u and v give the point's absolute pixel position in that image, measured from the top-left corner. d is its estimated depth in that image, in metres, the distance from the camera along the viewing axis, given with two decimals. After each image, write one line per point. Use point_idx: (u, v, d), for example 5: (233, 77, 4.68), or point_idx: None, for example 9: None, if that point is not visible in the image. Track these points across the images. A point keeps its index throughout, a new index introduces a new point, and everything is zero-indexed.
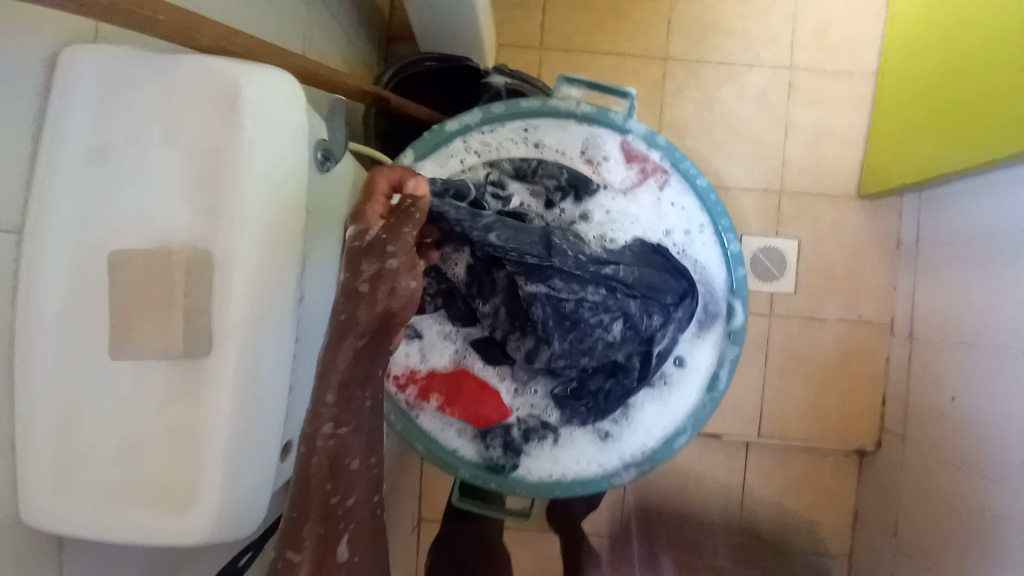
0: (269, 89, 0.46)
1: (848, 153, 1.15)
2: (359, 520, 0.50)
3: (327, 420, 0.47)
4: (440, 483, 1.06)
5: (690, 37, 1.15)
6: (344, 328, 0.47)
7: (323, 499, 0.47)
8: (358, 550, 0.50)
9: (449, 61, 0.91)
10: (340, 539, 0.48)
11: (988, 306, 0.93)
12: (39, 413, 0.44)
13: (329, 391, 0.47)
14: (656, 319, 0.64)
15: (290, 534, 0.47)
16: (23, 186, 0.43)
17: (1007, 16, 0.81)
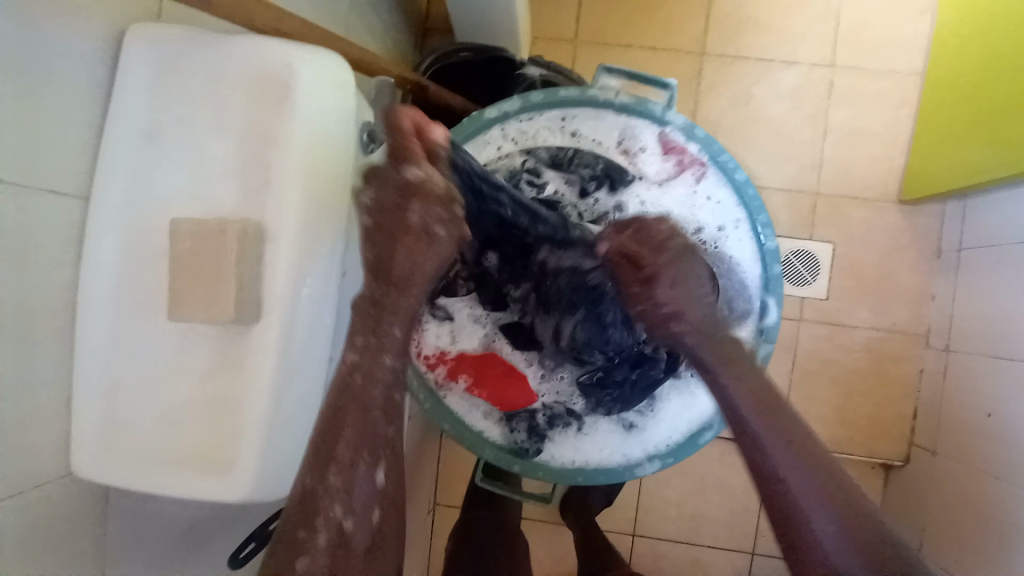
0: (320, 71, 0.47)
1: (888, 155, 1.12)
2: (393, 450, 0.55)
3: (384, 352, 0.54)
4: (460, 468, 1.08)
5: (727, 33, 1.13)
6: (382, 269, 0.53)
7: (360, 420, 0.52)
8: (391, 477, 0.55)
9: (484, 52, 0.92)
10: (378, 462, 0.54)
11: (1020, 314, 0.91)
12: (94, 373, 0.47)
13: (393, 326, 0.54)
14: None
15: (320, 462, 0.51)
16: (87, 158, 0.45)
17: None
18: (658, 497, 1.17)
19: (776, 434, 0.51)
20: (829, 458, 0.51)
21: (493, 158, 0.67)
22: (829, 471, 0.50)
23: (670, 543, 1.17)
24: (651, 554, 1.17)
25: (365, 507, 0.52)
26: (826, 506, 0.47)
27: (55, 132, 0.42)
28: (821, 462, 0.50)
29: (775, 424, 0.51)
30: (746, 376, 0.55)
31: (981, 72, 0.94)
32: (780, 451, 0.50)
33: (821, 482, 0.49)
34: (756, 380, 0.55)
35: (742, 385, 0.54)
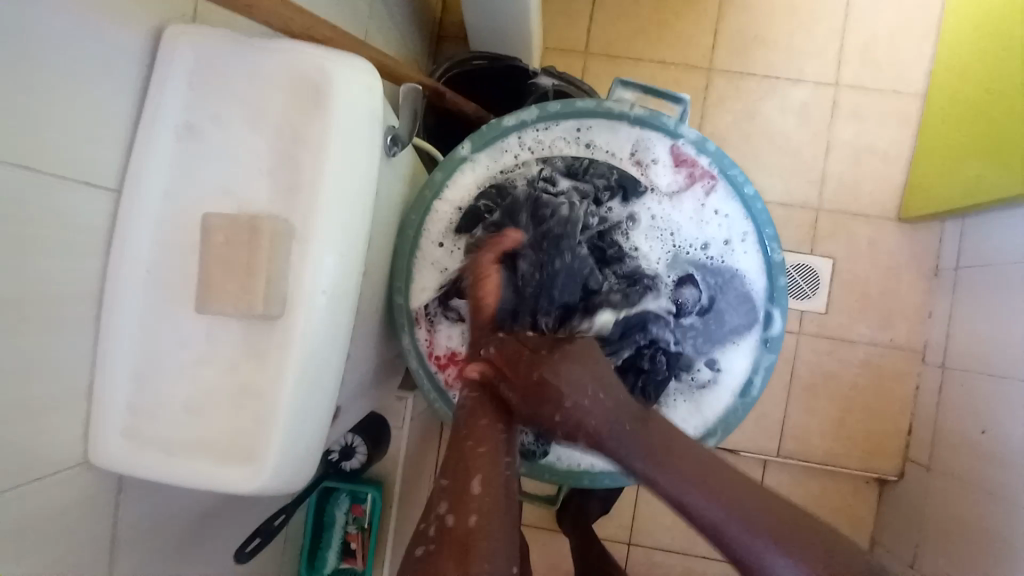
0: (356, 78, 0.49)
1: (890, 174, 1.15)
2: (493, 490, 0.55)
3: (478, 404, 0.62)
4: None
5: (735, 51, 1.16)
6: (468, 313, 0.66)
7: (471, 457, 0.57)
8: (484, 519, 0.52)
9: (498, 61, 0.94)
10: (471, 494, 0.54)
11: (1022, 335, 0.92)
12: (117, 362, 0.48)
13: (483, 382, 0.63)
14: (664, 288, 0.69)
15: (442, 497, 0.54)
16: (120, 151, 0.47)
17: None
18: (655, 505, 1.18)
19: (704, 499, 0.53)
20: (761, 497, 0.52)
21: (509, 165, 0.69)
22: (756, 512, 0.51)
23: (664, 551, 1.17)
24: (646, 562, 1.18)
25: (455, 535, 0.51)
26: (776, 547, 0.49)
27: (91, 127, 0.43)
28: (748, 501, 0.52)
29: (697, 488, 0.53)
30: (657, 447, 0.57)
31: (987, 94, 0.95)
32: (712, 513, 0.52)
33: (760, 528, 0.50)
34: (665, 449, 0.56)
35: (658, 457, 0.56)
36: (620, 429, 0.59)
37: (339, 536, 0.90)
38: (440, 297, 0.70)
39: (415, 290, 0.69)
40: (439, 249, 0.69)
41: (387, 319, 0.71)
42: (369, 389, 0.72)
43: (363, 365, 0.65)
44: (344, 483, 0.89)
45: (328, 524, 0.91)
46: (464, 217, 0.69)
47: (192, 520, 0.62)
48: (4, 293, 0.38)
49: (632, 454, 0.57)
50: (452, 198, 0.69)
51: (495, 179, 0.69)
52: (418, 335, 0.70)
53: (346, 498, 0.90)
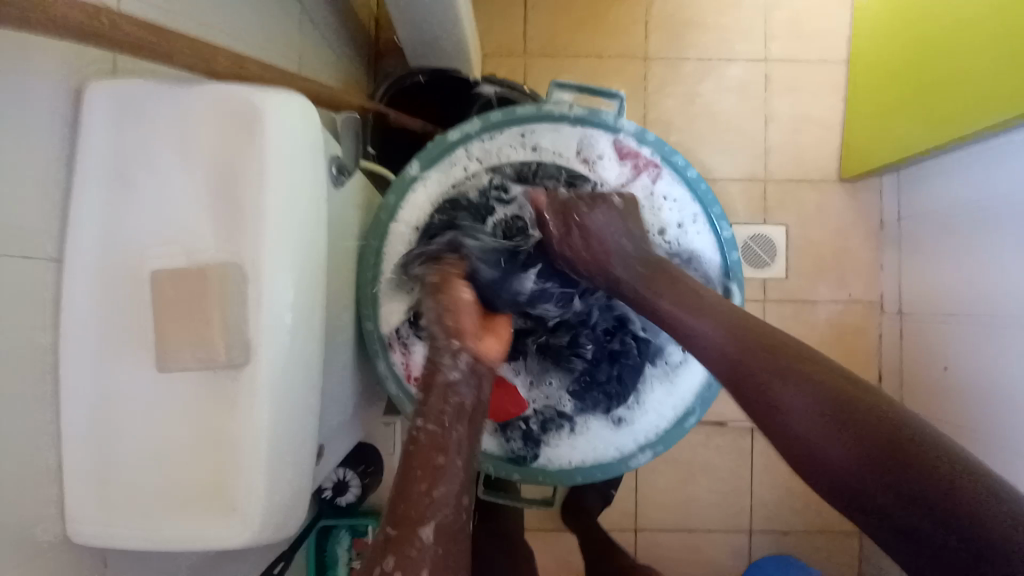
0: (289, 113, 0.48)
1: (826, 138, 1.20)
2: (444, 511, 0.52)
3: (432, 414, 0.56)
4: None
5: (667, 38, 1.20)
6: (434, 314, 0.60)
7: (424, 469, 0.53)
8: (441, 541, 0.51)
9: (437, 74, 0.95)
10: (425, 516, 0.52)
11: (999, 276, 0.92)
12: (81, 434, 0.46)
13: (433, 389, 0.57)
14: None
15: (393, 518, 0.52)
16: (57, 217, 0.46)
17: (963, 8, 0.88)
18: (654, 489, 1.20)
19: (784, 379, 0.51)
20: (873, 412, 0.47)
21: (459, 176, 0.70)
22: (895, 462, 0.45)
23: (668, 532, 1.20)
24: (652, 546, 1.19)
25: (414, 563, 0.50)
26: (859, 453, 0.45)
27: (23, 197, 0.42)
28: (858, 419, 0.46)
29: (782, 378, 0.51)
30: (742, 338, 0.55)
31: (938, 31, 0.94)
32: (796, 400, 0.49)
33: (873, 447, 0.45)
34: (780, 358, 0.52)
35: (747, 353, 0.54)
36: (695, 324, 0.58)
37: (344, 572, 0.90)
38: (409, 318, 0.70)
39: (384, 314, 0.69)
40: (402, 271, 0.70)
41: (360, 346, 0.71)
42: (352, 419, 0.71)
43: (342, 397, 0.65)
44: (340, 519, 0.88)
45: (330, 564, 0.90)
46: (422, 235, 0.69)
47: None
48: None
49: (709, 337, 0.56)
50: (408, 217, 0.69)
51: (448, 194, 0.70)
52: (394, 358, 0.69)
53: (346, 533, 0.89)
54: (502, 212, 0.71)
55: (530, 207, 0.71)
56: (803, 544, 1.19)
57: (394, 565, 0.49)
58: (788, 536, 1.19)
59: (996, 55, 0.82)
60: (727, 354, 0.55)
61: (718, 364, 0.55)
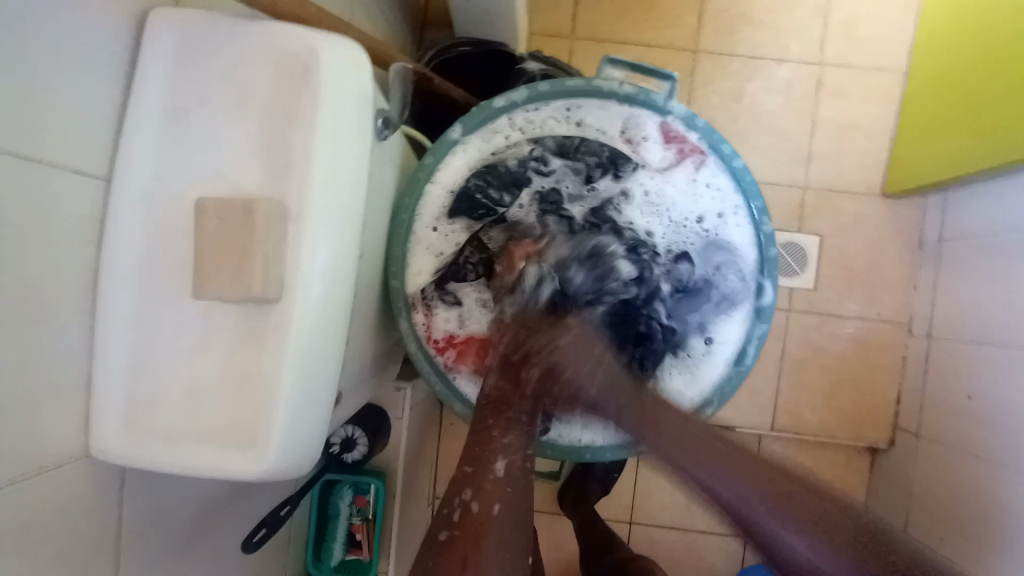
0: (341, 55, 0.48)
1: (874, 150, 1.16)
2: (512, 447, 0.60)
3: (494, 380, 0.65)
4: (458, 445, 1.20)
5: (720, 31, 1.16)
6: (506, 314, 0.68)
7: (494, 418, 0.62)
8: (511, 477, 0.57)
9: (484, 46, 0.92)
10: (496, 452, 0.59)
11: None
12: (115, 352, 0.47)
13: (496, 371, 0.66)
14: (661, 265, 0.70)
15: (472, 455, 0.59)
16: (108, 139, 0.46)
17: (1022, 26, 0.85)
18: (655, 485, 1.20)
19: (781, 519, 0.52)
20: (845, 517, 0.52)
21: (500, 143, 0.69)
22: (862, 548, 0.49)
23: (663, 529, 1.20)
24: (645, 540, 1.20)
25: (488, 496, 0.55)
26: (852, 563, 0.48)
27: (79, 114, 0.43)
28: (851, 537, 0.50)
29: (718, 466, 0.57)
30: (683, 432, 0.61)
31: (980, 58, 0.94)
32: (716, 481, 0.57)
33: (802, 521, 0.51)
34: (767, 482, 0.55)
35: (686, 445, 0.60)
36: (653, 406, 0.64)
37: (343, 527, 0.90)
38: (436, 281, 0.70)
39: (411, 274, 0.70)
40: (433, 233, 0.70)
41: (383, 305, 0.72)
42: (369, 377, 0.72)
43: (362, 352, 0.66)
44: (345, 475, 0.89)
45: (331, 516, 0.91)
46: (456, 199, 0.69)
47: (196, 509, 0.63)
48: (13, 281, 0.39)
49: (653, 427, 0.62)
50: (445, 180, 0.69)
51: (487, 160, 0.69)
52: (416, 319, 0.70)
53: (349, 490, 0.90)
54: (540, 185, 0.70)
55: (567, 182, 0.70)
56: None
57: (470, 495, 0.55)
58: None
59: None
60: (666, 447, 0.61)
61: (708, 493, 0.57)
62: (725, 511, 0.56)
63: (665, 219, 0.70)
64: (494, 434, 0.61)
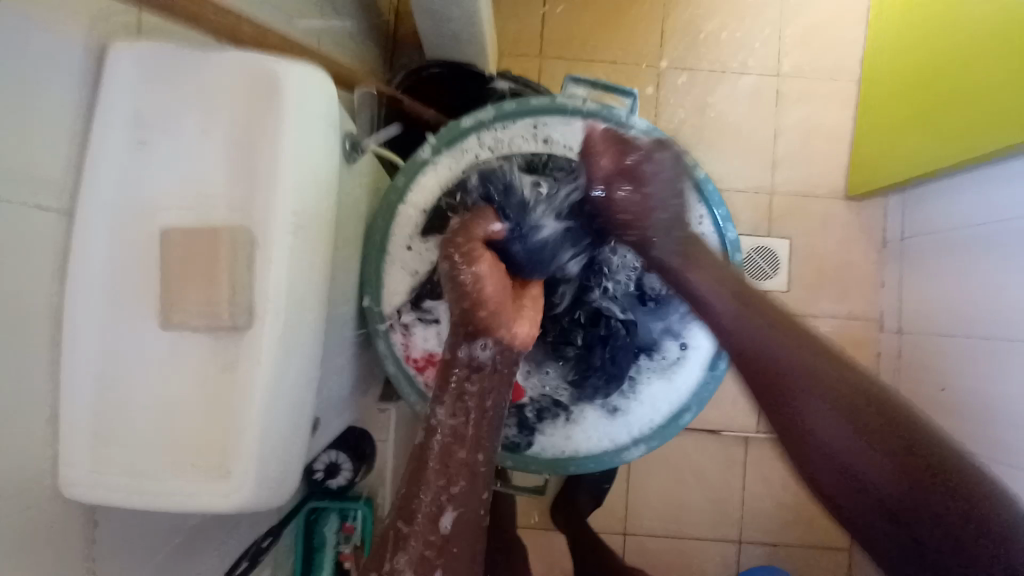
0: (304, 78, 0.49)
1: (834, 154, 1.21)
2: (462, 504, 0.60)
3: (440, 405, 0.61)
4: None
5: (682, 46, 1.21)
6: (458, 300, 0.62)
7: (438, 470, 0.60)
8: (458, 529, 0.60)
9: (454, 66, 0.96)
10: (441, 510, 0.59)
11: (998, 295, 0.92)
12: (77, 387, 0.46)
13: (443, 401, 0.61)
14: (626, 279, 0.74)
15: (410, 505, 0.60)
16: (72, 172, 0.46)
17: (974, 31, 0.89)
18: (645, 493, 1.20)
19: (815, 397, 0.54)
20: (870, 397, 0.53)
21: (484, 166, 0.70)
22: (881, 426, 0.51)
23: (656, 538, 1.19)
24: (639, 550, 1.19)
25: (433, 555, 0.59)
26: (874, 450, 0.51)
27: (40, 149, 0.43)
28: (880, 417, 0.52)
29: (812, 392, 0.54)
30: (773, 354, 0.57)
31: (937, 62, 0.98)
32: (750, 341, 0.59)
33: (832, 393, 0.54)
34: (805, 356, 0.56)
35: (817, 383, 0.54)
36: (728, 323, 0.61)
37: (330, 557, 0.88)
38: (411, 301, 0.70)
39: (386, 294, 0.70)
40: (407, 252, 0.70)
41: (361, 327, 0.72)
42: (348, 399, 0.71)
43: (341, 374, 0.65)
44: (330, 501, 0.88)
45: (317, 546, 0.88)
46: (429, 218, 0.70)
47: (173, 546, 0.61)
48: None
49: (743, 340, 0.59)
50: (417, 200, 0.70)
51: (458, 178, 0.70)
52: (395, 339, 0.70)
53: (335, 517, 0.88)
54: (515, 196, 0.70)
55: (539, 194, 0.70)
56: (792, 558, 1.19)
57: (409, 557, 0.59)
58: (777, 548, 1.19)
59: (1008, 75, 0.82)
60: (755, 364, 0.58)
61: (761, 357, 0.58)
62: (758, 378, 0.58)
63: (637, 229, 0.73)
64: (482, 436, 0.62)
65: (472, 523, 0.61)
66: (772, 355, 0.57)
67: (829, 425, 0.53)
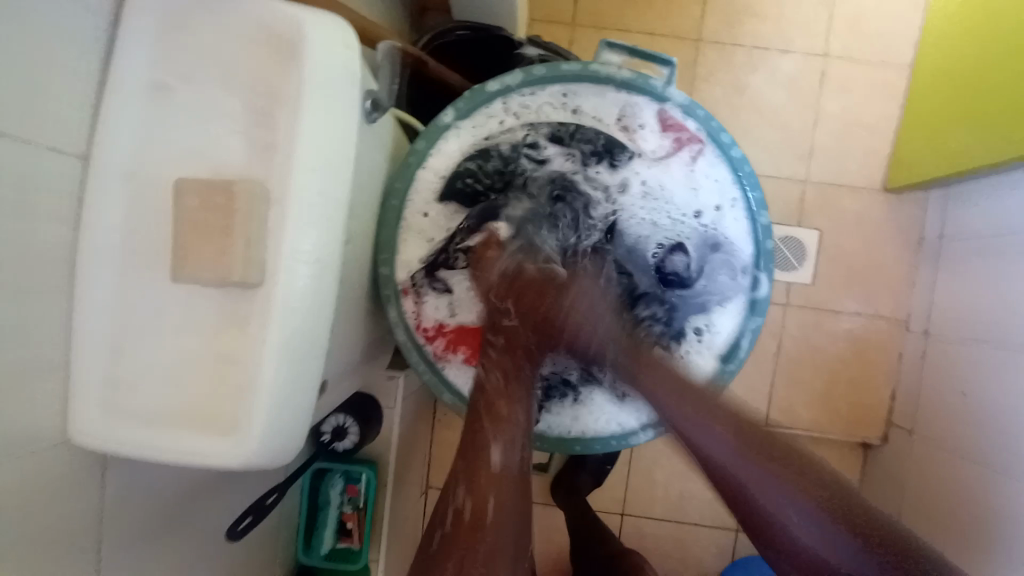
0: (329, 30, 0.47)
1: (876, 145, 1.15)
2: (511, 441, 0.58)
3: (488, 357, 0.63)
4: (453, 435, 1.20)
5: (724, 20, 1.14)
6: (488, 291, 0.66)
7: (487, 417, 0.59)
8: (506, 467, 0.56)
9: (481, 30, 0.90)
10: (493, 443, 0.57)
11: None
12: (92, 336, 0.47)
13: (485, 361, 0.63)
14: (657, 254, 0.69)
15: (467, 448, 0.58)
16: (89, 117, 0.46)
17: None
18: (648, 478, 1.20)
19: (786, 493, 0.51)
20: (850, 496, 0.51)
21: (504, 148, 0.68)
22: (845, 511, 0.50)
23: (656, 522, 1.20)
24: (637, 533, 1.20)
25: (482, 495, 0.54)
26: (854, 543, 0.48)
27: (56, 91, 0.42)
28: (858, 521, 0.49)
29: (782, 487, 0.52)
30: (746, 447, 0.54)
31: (985, 52, 0.91)
32: (716, 445, 0.55)
33: (801, 490, 0.51)
34: (793, 467, 0.53)
35: (842, 532, 0.49)
36: (705, 433, 0.56)
37: (334, 515, 0.89)
38: (426, 267, 0.69)
39: (401, 261, 0.68)
40: (424, 219, 0.68)
41: (373, 293, 0.71)
42: (358, 366, 0.71)
43: (351, 341, 0.65)
44: (335, 463, 0.88)
45: (322, 504, 0.90)
46: (448, 184, 0.68)
47: (182, 491, 0.63)
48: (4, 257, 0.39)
49: (714, 450, 0.55)
50: (437, 165, 0.68)
51: (480, 145, 0.68)
52: (406, 306, 0.69)
53: (340, 478, 0.89)
54: (538, 164, 0.69)
55: (568, 160, 0.69)
56: None
57: (463, 495, 0.55)
58: None
59: None
60: (724, 464, 0.54)
61: (745, 456, 0.54)
62: (723, 482, 0.55)
63: (651, 200, 0.69)
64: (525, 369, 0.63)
65: (516, 464, 0.57)
66: (811, 539, 0.50)
67: (800, 514, 0.50)
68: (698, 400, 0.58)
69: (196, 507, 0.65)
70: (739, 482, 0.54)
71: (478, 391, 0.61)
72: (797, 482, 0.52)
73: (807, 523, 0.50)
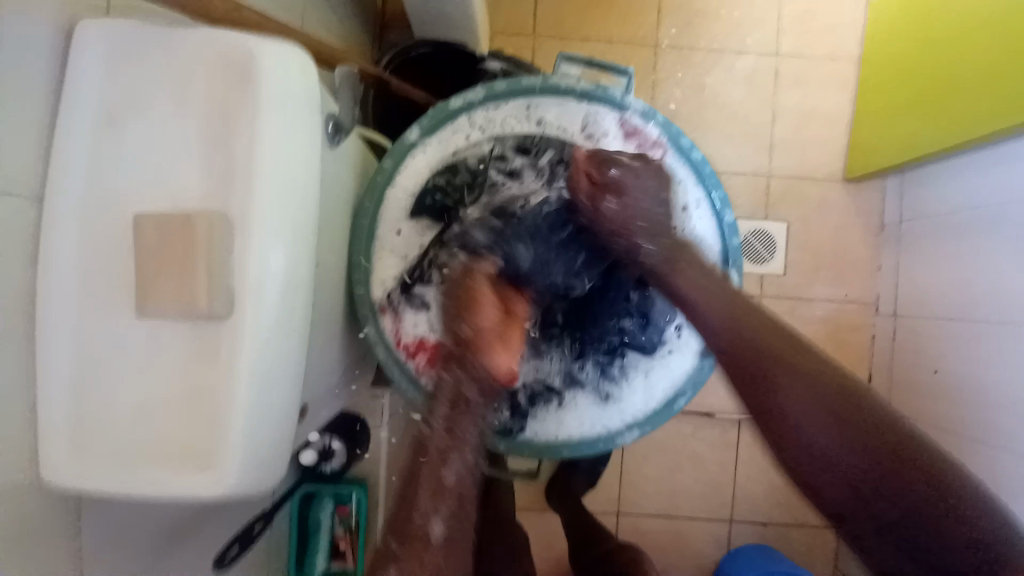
0: (285, 56, 0.47)
1: (834, 136, 1.19)
2: (458, 516, 0.56)
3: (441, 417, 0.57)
4: None
5: (680, 24, 1.17)
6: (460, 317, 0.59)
7: (431, 483, 0.56)
8: (450, 535, 0.55)
9: (442, 45, 0.91)
10: (435, 511, 0.55)
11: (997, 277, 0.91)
12: (56, 378, 0.45)
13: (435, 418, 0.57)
14: None
15: (406, 516, 0.55)
16: (43, 155, 0.45)
17: (969, 9, 0.87)
18: (640, 476, 1.21)
19: (783, 375, 0.56)
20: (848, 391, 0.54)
21: (472, 163, 0.69)
22: (833, 397, 0.54)
23: (650, 520, 1.21)
24: (633, 532, 1.21)
25: (427, 570, 0.53)
26: (842, 432, 0.52)
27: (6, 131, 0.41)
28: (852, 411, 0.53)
29: (780, 369, 0.56)
30: (748, 339, 0.59)
31: (931, 44, 0.96)
32: (717, 321, 0.60)
33: (798, 375, 0.56)
34: (795, 363, 0.57)
35: (833, 421, 0.53)
36: (706, 312, 0.61)
37: (325, 538, 0.86)
38: (401, 284, 0.69)
39: (376, 279, 0.68)
40: (397, 237, 0.69)
41: (350, 313, 0.71)
42: (339, 387, 0.71)
43: (330, 363, 0.64)
44: (324, 485, 0.86)
45: (312, 530, 0.86)
46: (418, 200, 0.68)
47: (165, 530, 0.61)
48: None
49: (717, 336, 0.60)
50: (406, 183, 0.68)
51: (447, 159, 0.69)
52: (384, 324, 0.69)
53: (330, 500, 0.87)
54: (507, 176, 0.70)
55: (535, 170, 0.71)
56: (782, 537, 1.21)
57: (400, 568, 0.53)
58: (768, 529, 1.21)
59: (1008, 53, 0.80)
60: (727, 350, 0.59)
61: (747, 339, 0.58)
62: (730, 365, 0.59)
63: None
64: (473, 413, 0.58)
65: (460, 533, 0.56)
66: (802, 418, 0.54)
67: (794, 394, 0.55)
68: (792, 370, 0.56)
69: (181, 543, 0.63)
70: (743, 364, 0.58)
71: (420, 448, 0.58)
72: (796, 372, 0.56)
73: (806, 407, 0.54)
